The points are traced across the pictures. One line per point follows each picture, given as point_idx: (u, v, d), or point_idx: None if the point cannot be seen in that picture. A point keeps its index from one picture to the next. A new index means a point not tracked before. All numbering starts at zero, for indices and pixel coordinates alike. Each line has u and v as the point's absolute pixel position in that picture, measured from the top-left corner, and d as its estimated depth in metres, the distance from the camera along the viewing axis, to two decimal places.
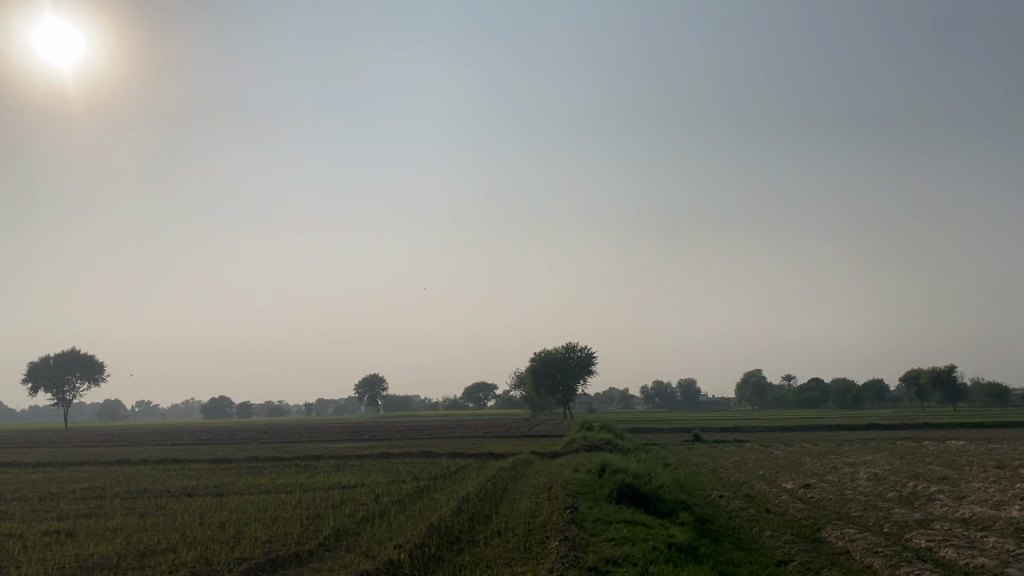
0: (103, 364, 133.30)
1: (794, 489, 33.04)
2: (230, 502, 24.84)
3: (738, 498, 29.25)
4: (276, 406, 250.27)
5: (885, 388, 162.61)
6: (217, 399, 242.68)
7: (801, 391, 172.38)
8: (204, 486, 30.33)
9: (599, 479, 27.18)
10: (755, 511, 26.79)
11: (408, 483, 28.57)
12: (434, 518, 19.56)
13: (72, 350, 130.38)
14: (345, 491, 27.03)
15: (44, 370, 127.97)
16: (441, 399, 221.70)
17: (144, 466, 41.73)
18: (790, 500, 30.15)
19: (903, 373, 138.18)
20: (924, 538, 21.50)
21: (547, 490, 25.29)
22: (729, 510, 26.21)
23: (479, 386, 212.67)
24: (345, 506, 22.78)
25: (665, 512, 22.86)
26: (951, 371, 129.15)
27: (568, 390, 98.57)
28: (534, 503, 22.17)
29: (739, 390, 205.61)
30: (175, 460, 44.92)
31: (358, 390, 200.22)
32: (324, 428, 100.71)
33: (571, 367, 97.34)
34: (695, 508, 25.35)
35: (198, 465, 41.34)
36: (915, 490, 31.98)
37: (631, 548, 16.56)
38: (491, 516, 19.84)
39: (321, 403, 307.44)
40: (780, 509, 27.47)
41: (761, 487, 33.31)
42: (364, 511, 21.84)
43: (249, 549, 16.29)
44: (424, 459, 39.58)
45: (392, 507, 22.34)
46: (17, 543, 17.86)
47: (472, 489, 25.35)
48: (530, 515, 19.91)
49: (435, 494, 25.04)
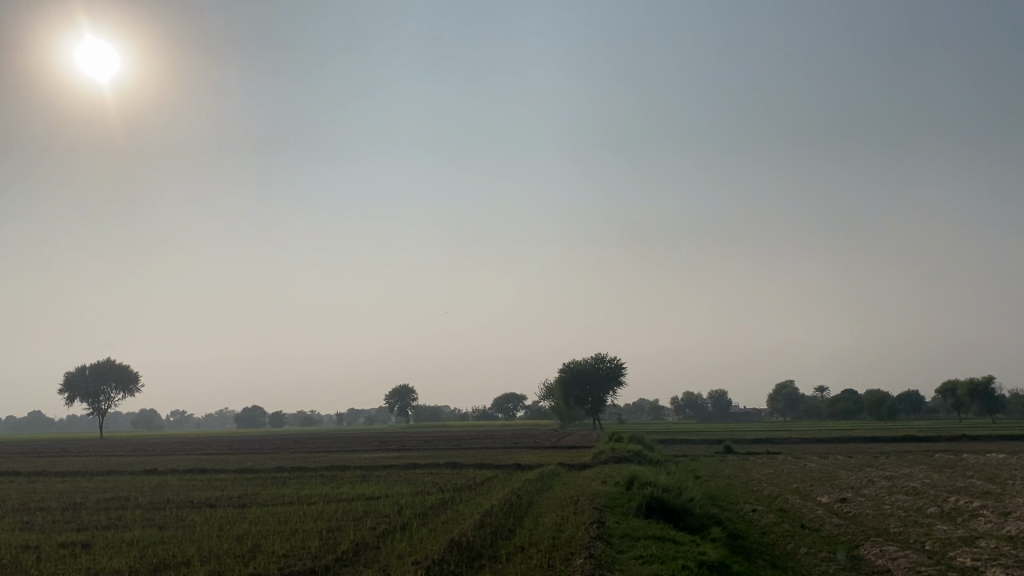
0: (137, 375, 134.56)
1: (829, 504, 32.05)
2: (251, 514, 24.53)
3: (772, 513, 28.39)
4: (307, 416, 251.33)
5: (921, 400, 159.46)
6: (251, 409, 244.37)
7: (834, 402, 169.78)
8: (228, 496, 30.05)
9: (628, 492, 26.45)
10: (789, 526, 25.91)
11: (433, 494, 28.08)
12: (456, 532, 19.00)
13: (107, 360, 131.81)
14: (368, 502, 26.61)
15: (80, 380, 129.57)
16: (471, 410, 221.19)
17: (172, 475, 41.63)
18: (827, 515, 29.17)
19: (939, 385, 135.24)
20: (970, 557, 20.54)
21: (574, 504, 24.63)
22: (763, 525, 25.42)
23: (509, 397, 212.10)
24: (367, 519, 22.30)
25: (695, 528, 22.12)
26: (989, 383, 125.85)
27: (597, 402, 97.71)
28: (559, 517, 21.58)
29: (771, 402, 202.76)
30: (204, 470, 44.91)
31: (388, 400, 200.53)
32: (353, 438, 100.73)
33: (600, 378, 96.42)
34: (728, 523, 24.54)
35: (225, 475, 41.12)
36: (957, 506, 30.86)
37: (660, 567, 15.83)
38: (515, 531, 19.26)
39: (352, 413, 308.37)
40: (815, 525, 26.59)
41: (796, 500, 32.38)
42: (386, 524, 21.32)
43: (264, 564, 15.83)
44: (450, 470, 39.06)
45: (414, 520, 21.84)
46: (33, 555, 17.54)
47: (497, 502, 24.73)
48: (555, 530, 19.30)
49: (459, 507, 24.52)
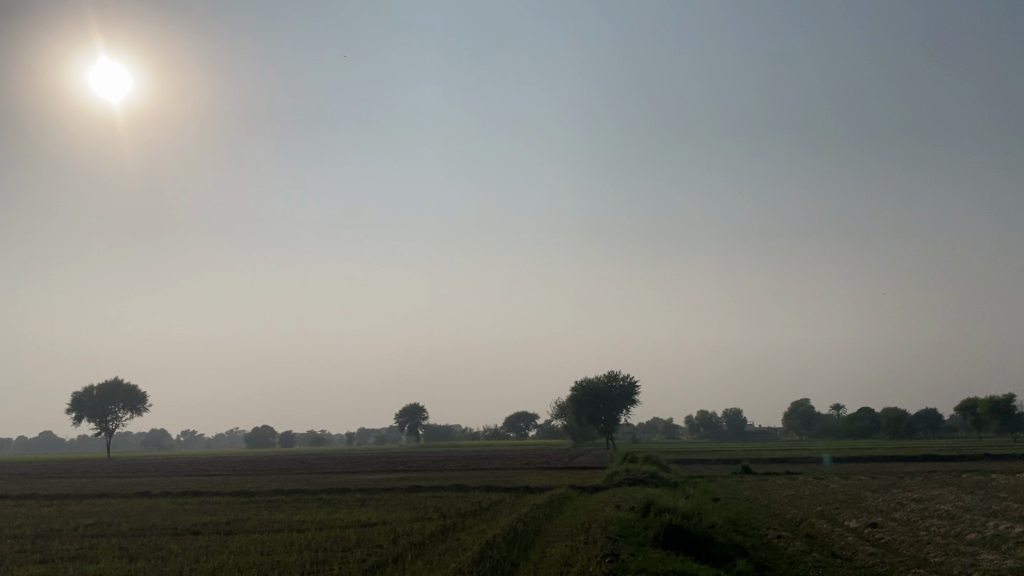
0: (145, 395, 132.84)
1: (859, 529, 29.87)
2: (234, 542, 22.68)
3: (799, 539, 26.41)
4: (318, 437, 249.07)
5: (939, 418, 156.09)
6: (261, 430, 242.03)
7: (850, 421, 166.94)
8: (215, 522, 28.19)
9: (644, 518, 24.35)
10: (820, 556, 23.75)
11: (434, 521, 26.18)
12: (452, 567, 16.99)
13: (115, 380, 130.29)
14: (362, 530, 24.68)
15: (89, 401, 127.95)
16: (482, 430, 218.95)
17: (164, 499, 39.69)
18: (859, 541, 27.06)
19: (958, 403, 132.36)
20: None
21: (585, 532, 22.67)
22: (792, 554, 23.40)
23: (521, 416, 209.99)
24: (356, 550, 20.39)
25: (719, 560, 20.14)
26: (1010, 400, 122.88)
27: (610, 421, 95.36)
28: (569, 547, 19.59)
29: (787, 420, 199.20)
30: (198, 492, 42.88)
31: (399, 419, 198.36)
32: (359, 459, 98.41)
33: (612, 398, 94.11)
34: (754, 553, 22.45)
35: (219, 498, 39.12)
36: (999, 532, 28.66)
37: None
38: (519, 563, 17.39)
39: (362, 432, 306.70)
40: (847, 554, 24.46)
41: (822, 526, 30.27)
42: (376, 556, 19.33)
43: None
44: (456, 494, 37.04)
45: (409, 551, 19.91)
46: None
47: (500, 530, 22.82)
48: (562, 564, 17.30)
49: (460, 535, 22.54)
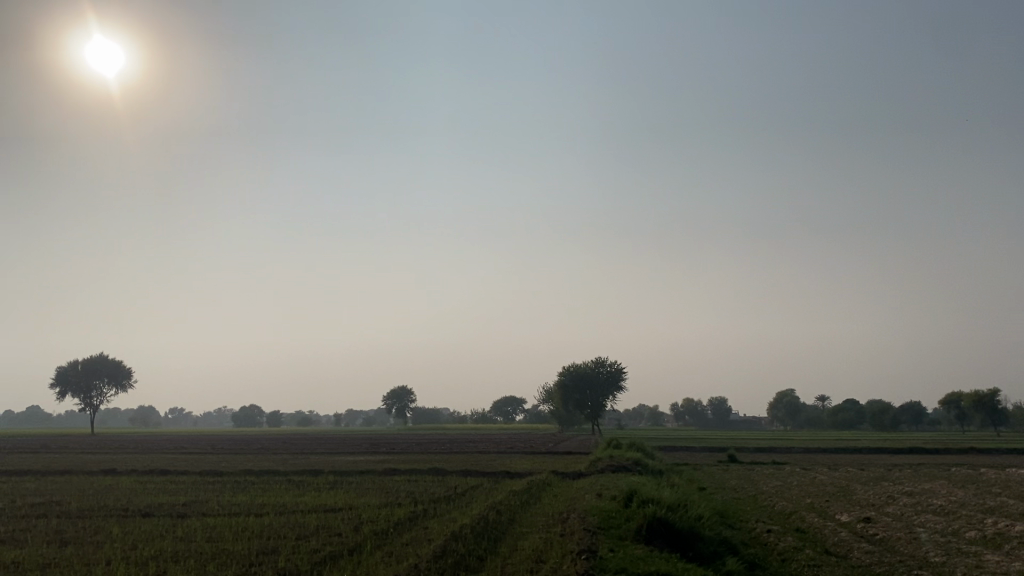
0: (131, 371, 130.73)
1: (851, 524, 28.35)
2: (184, 526, 21.04)
3: (790, 535, 24.86)
4: (305, 417, 246.74)
5: (924, 412, 155.33)
6: (248, 409, 240.69)
7: (835, 412, 166.24)
8: (172, 504, 26.48)
9: (626, 509, 22.70)
10: (813, 553, 22.20)
11: (402, 508, 24.40)
12: (410, 562, 15.24)
13: (100, 356, 128.16)
14: (323, 516, 22.95)
15: (73, 375, 125.78)
16: (470, 415, 217.57)
17: (128, 477, 37.92)
18: (853, 538, 25.45)
19: (943, 397, 131.21)
20: None
21: (563, 523, 21.10)
22: (782, 551, 21.84)
23: (508, 400, 208.77)
24: (312, 539, 18.66)
25: (706, 558, 18.54)
26: (995, 395, 121.61)
27: (597, 407, 93.95)
28: (542, 541, 17.92)
29: (772, 410, 198.39)
30: (166, 471, 41.10)
31: (386, 401, 196.94)
32: (343, 440, 96.86)
33: (600, 383, 92.68)
34: (742, 550, 20.84)
35: (184, 478, 37.27)
36: (999, 531, 27.13)
37: None
38: (486, 559, 15.68)
39: (350, 414, 305.17)
40: (843, 551, 22.84)
41: (812, 520, 28.70)
42: (333, 546, 17.67)
43: None
44: (432, 478, 35.45)
45: (369, 541, 18.21)
46: None
47: (470, 519, 21.12)
48: (534, 560, 15.62)
49: (426, 524, 20.94)
